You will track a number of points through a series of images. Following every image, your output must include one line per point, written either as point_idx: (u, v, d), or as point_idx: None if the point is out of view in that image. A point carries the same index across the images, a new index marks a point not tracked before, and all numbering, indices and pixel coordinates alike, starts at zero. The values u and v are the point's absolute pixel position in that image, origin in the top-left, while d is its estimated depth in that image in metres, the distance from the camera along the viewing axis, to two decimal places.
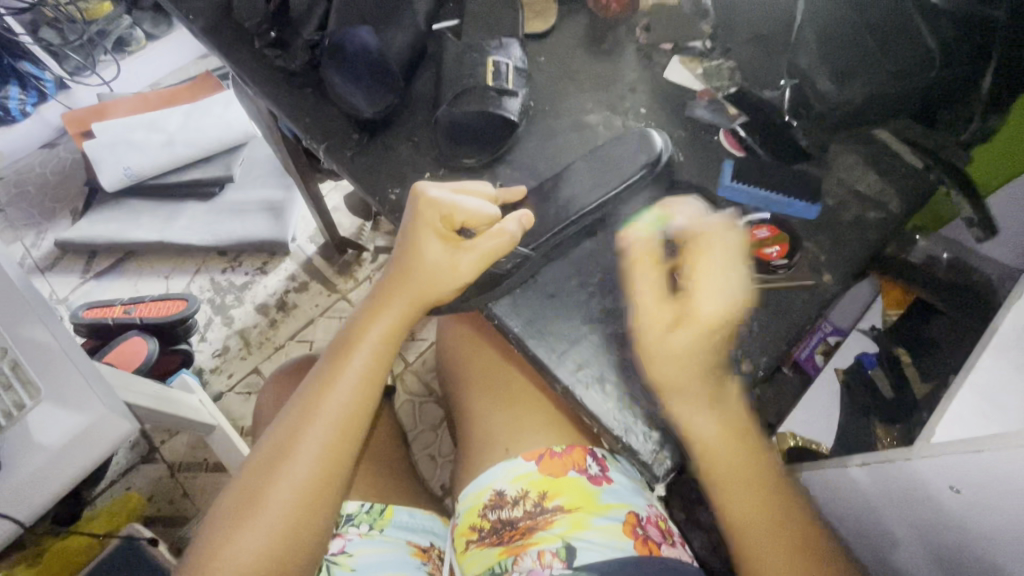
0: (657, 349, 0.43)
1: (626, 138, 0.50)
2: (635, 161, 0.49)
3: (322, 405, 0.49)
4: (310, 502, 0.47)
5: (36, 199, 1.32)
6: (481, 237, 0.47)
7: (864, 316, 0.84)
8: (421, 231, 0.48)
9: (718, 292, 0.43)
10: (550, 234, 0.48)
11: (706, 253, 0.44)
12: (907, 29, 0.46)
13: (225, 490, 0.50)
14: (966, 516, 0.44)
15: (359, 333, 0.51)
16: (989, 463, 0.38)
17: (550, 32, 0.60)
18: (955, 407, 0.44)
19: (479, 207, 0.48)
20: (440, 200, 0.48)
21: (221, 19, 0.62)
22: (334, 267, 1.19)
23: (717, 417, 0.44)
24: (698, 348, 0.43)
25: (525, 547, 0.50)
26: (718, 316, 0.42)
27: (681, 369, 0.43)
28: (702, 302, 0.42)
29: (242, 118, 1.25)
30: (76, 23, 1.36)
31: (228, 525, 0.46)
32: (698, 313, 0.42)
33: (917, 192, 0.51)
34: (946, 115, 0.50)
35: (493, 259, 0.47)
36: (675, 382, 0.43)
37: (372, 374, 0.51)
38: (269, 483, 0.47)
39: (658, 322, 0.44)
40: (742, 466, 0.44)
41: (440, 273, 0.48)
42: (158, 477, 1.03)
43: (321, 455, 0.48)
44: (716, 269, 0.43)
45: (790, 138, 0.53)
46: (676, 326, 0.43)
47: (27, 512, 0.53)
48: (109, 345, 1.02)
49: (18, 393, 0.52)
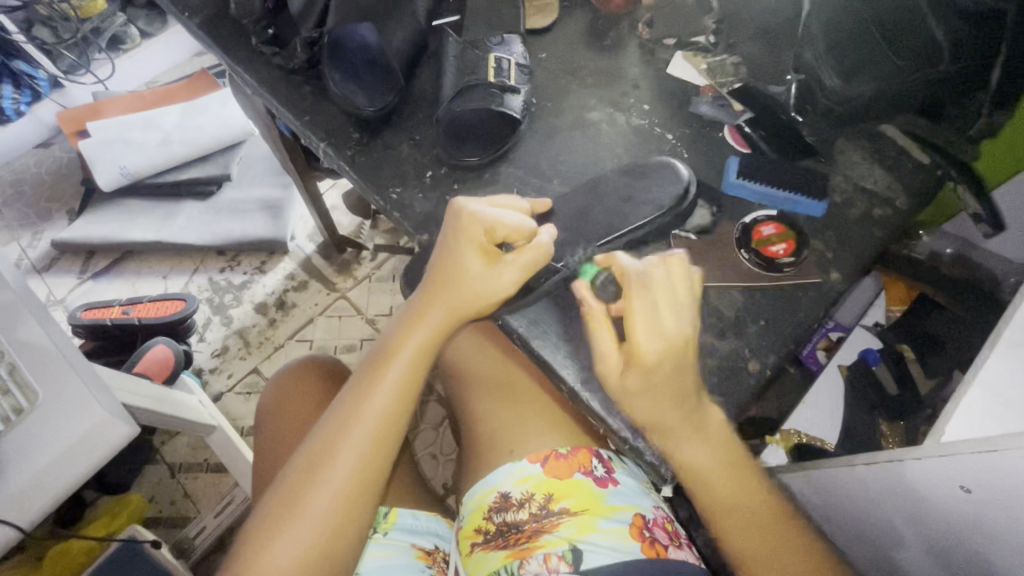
0: (617, 399, 0.42)
1: (653, 167, 0.50)
2: (669, 190, 0.48)
3: (362, 413, 0.48)
4: (349, 510, 0.47)
5: (32, 200, 1.31)
6: (520, 251, 0.47)
7: (866, 311, 0.83)
8: (463, 243, 0.47)
9: (652, 329, 0.41)
10: (584, 253, 0.48)
11: (636, 295, 0.42)
12: (914, 23, 0.43)
13: (263, 496, 0.49)
14: (977, 513, 0.44)
15: (399, 343, 0.50)
16: (1001, 464, 0.38)
17: (551, 28, 0.60)
18: (966, 403, 0.42)
19: (520, 221, 0.47)
20: (483, 215, 0.47)
21: (220, 14, 0.61)
22: (334, 266, 1.19)
23: (705, 443, 0.43)
24: (651, 386, 0.41)
25: (532, 550, 0.49)
26: (660, 349, 0.41)
27: (649, 412, 0.42)
28: (642, 342, 0.41)
29: (239, 116, 1.24)
30: (70, 21, 1.34)
31: (271, 529, 0.46)
32: (640, 354, 0.41)
33: (925, 190, 0.51)
34: (951, 110, 0.48)
35: (533, 272, 0.47)
36: (656, 423, 0.42)
37: (411, 383, 0.50)
38: (309, 488, 0.46)
39: (609, 372, 0.42)
40: (734, 491, 0.44)
41: (481, 290, 0.47)
42: (158, 478, 1.02)
43: (359, 464, 0.47)
44: (647, 309, 0.42)
45: (796, 134, 0.53)
46: (626, 371, 0.42)
47: (25, 519, 0.52)
48: (135, 358, 1.00)
49: (15, 397, 0.52)
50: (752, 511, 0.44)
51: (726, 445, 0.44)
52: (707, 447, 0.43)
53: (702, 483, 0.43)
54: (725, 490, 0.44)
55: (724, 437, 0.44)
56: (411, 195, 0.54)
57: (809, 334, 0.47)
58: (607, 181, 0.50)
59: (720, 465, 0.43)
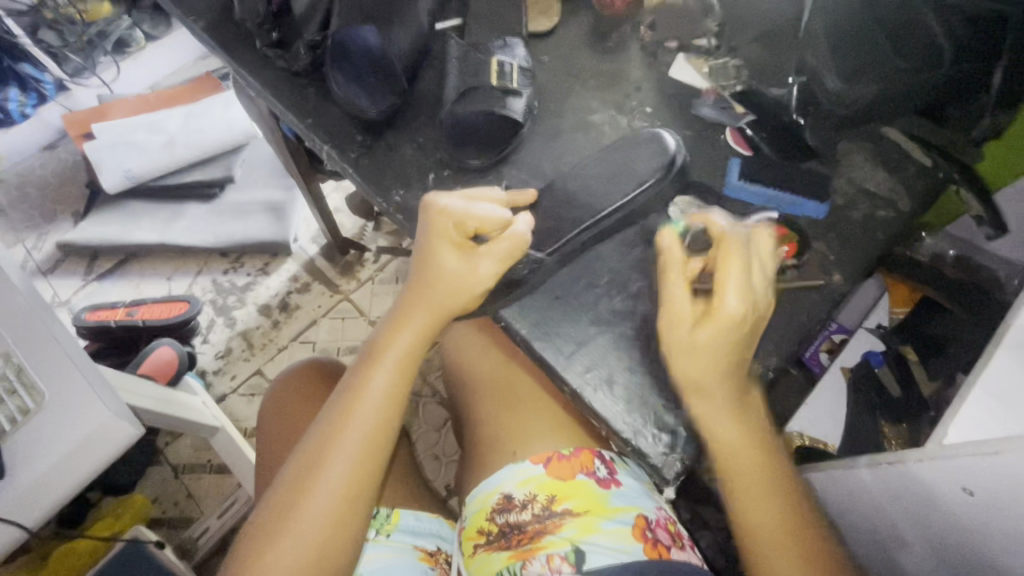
0: (681, 348, 0.42)
1: (642, 141, 0.50)
2: (650, 162, 0.49)
3: (350, 420, 0.48)
4: (342, 515, 0.47)
5: (37, 202, 1.32)
6: (495, 242, 0.47)
7: (869, 314, 0.84)
8: (435, 243, 0.48)
9: (738, 287, 0.42)
10: (568, 239, 0.48)
11: (727, 253, 0.43)
12: (915, 25, 0.44)
13: (259, 503, 0.49)
14: (979, 516, 0.44)
15: (385, 346, 0.50)
16: (1004, 467, 0.38)
17: (554, 31, 0.60)
18: (968, 405, 0.42)
19: (492, 212, 0.48)
20: (451, 208, 0.47)
21: (225, 18, 0.62)
22: (336, 268, 1.19)
23: (733, 422, 0.43)
24: (721, 342, 0.42)
25: (534, 552, 0.50)
26: (741, 307, 0.41)
27: (706, 368, 0.42)
28: (724, 296, 0.42)
29: (242, 118, 1.25)
30: (76, 24, 1.36)
31: (266, 536, 0.46)
32: (721, 309, 0.41)
33: (926, 193, 0.51)
34: (954, 112, 0.49)
35: (510, 263, 0.47)
36: (703, 383, 0.42)
37: (398, 388, 0.50)
38: (302, 494, 0.47)
39: (681, 319, 0.43)
40: (754, 475, 0.43)
41: (459, 283, 0.47)
42: (162, 479, 1.03)
43: (351, 470, 0.47)
44: (738, 268, 0.42)
45: (798, 137, 0.53)
46: (699, 323, 0.42)
47: (32, 518, 0.53)
48: (140, 359, 1.00)
49: (21, 397, 0.52)
50: (767, 494, 0.44)
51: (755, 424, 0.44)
52: (732, 426, 0.43)
53: (725, 462, 0.43)
54: (742, 473, 0.43)
55: (749, 419, 0.44)
56: (414, 197, 0.54)
57: (810, 335, 0.47)
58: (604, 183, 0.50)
59: (742, 448, 0.43)
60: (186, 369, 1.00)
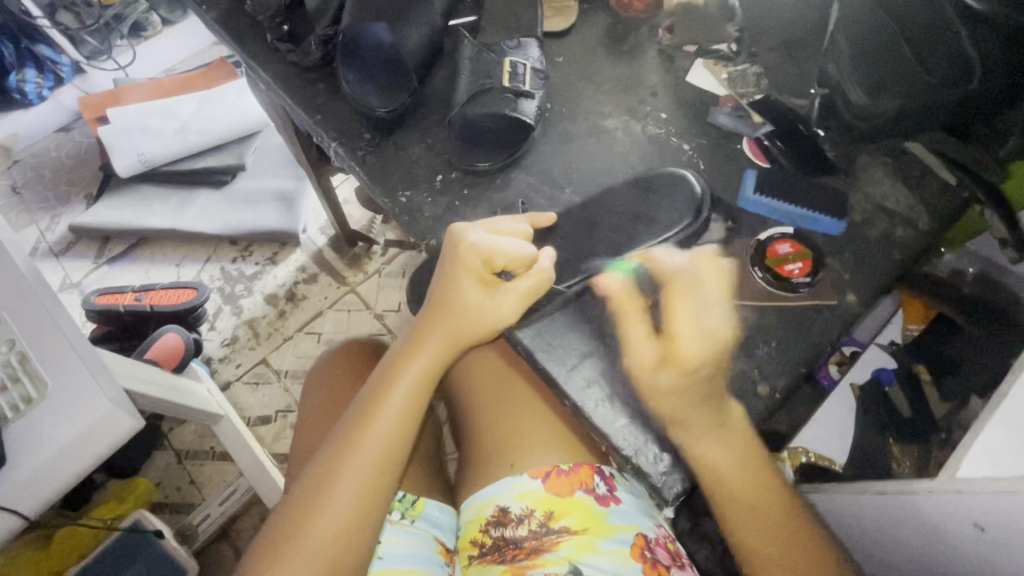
0: (654, 392, 0.42)
1: (663, 175, 0.49)
2: (678, 203, 0.48)
3: (363, 439, 0.48)
4: (349, 535, 0.46)
5: (51, 183, 1.33)
6: (522, 279, 0.46)
7: (881, 330, 0.82)
8: (459, 272, 0.47)
9: (697, 330, 0.42)
10: (589, 269, 0.47)
11: (683, 293, 0.42)
12: (943, 36, 0.41)
13: (268, 519, 0.49)
14: (989, 552, 0.42)
15: (401, 369, 0.49)
16: (1019, 506, 0.36)
17: (570, 30, 0.59)
18: (982, 441, 0.40)
19: (518, 248, 0.47)
20: (480, 244, 0.47)
21: (237, 8, 0.61)
22: (345, 259, 1.19)
23: (721, 445, 0.43)
24: (687, 388, 0.41)
25: (530, 568, 0.49)
26: (710, 356, 0.41)
27: (678, 407, 0.42)
28: (689, 343, 0.41)
29: (255, 107, 1.25)
30: (92, 6, 1.31)
31: (271, 552, 0.45)
32: (687, 355, 0.41)
33: (945, 213, 0.49)
34: (980, 128, 0.47)
35: (535, 300, 0.46)
36: (681, 419, 0.42)
37: (413, 411, 0.49)
38: (311, 514, 0.46)
39: (645, 363, 0.42)
40: (750, 491, 0.44)
41: (482, 317, 0.48)
42: (166, 464, 1.03)
43: (360, 490, 0.47)
44: (693, 310, 0.42)
45: (816, 148, 0.52)
46: (664, 366, 0.42)
47: (29, 505, 0.52)
48: (145, 344, 1.00)
49: (24, 386, 0.52)
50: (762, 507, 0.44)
51: (751, 456, 0.44)
52: (726, 448, 0.43)
53: (718, 480, 0.43)
54: (739, 490, 0.44)
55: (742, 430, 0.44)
56: (421, 198, 0.53)
57: (822, 356, 0.46)
58: (621, 205, 0.49)
59: (739, 468, 0.43)
60: (190, 358, 1.00)
